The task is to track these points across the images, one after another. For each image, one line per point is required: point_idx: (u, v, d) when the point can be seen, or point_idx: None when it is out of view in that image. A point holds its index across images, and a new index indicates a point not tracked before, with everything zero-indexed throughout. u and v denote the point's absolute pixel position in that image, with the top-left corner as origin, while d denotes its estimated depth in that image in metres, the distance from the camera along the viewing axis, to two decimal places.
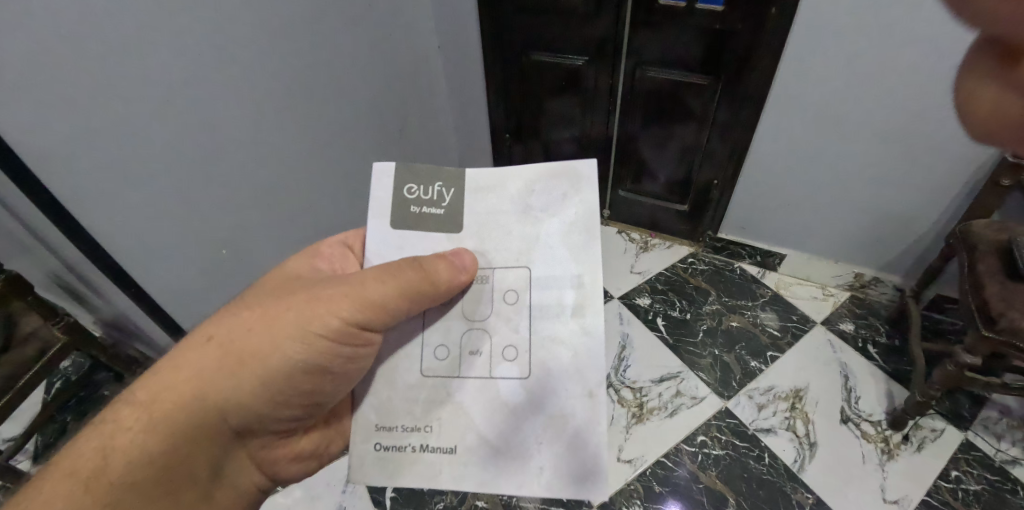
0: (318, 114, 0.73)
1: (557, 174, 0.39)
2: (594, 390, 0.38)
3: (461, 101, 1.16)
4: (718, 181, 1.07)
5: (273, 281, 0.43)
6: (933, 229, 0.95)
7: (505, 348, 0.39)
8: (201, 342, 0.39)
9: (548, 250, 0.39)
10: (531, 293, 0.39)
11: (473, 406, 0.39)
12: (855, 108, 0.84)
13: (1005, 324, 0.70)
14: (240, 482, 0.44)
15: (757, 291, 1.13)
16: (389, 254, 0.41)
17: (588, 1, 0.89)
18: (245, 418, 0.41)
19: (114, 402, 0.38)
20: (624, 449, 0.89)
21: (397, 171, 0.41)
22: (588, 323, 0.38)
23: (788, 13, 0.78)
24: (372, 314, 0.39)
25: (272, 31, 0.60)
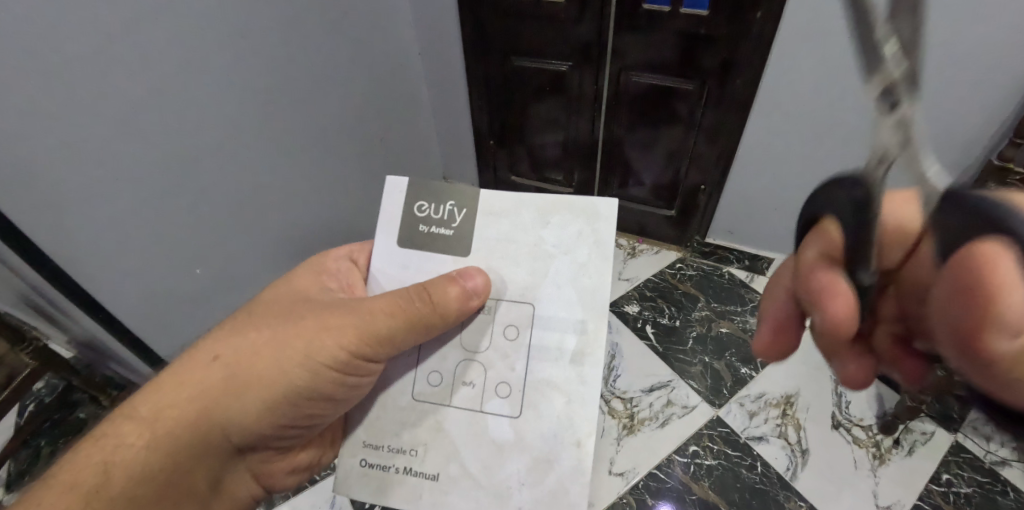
0: (299, 113, 0.74)
1: (573, 211, 0.40)
2: (581, 441, 0.39)
3: (443, 106, 1.18)
4: (706, 185, 1.09)
5: (283, 299, 0.43)
6: None
7: (498, 384, 0.40)
8: (206, 362, 0.39)
9: (555, 290, 0.40)
10: (531, 332, 0.40)
11: (459, 435, 0.40)
12: (842, 113, 0.88)
13: None
14: (237, 493, 0.44)
15: (746, 295, 1.13)
16: (397, 274, 0.42)
17: (570, 6, 0.89)
18: (247, 438, 0.41)
19: (116, 415, 0.38)
20: (616, 462, 0.90)
21: (409, 187, 0.42)
22: (586, 372, 0.39)
23: (772, 18, 0.80)
24: (377, 346, 0.40)
25: (253, 27, 0.62)
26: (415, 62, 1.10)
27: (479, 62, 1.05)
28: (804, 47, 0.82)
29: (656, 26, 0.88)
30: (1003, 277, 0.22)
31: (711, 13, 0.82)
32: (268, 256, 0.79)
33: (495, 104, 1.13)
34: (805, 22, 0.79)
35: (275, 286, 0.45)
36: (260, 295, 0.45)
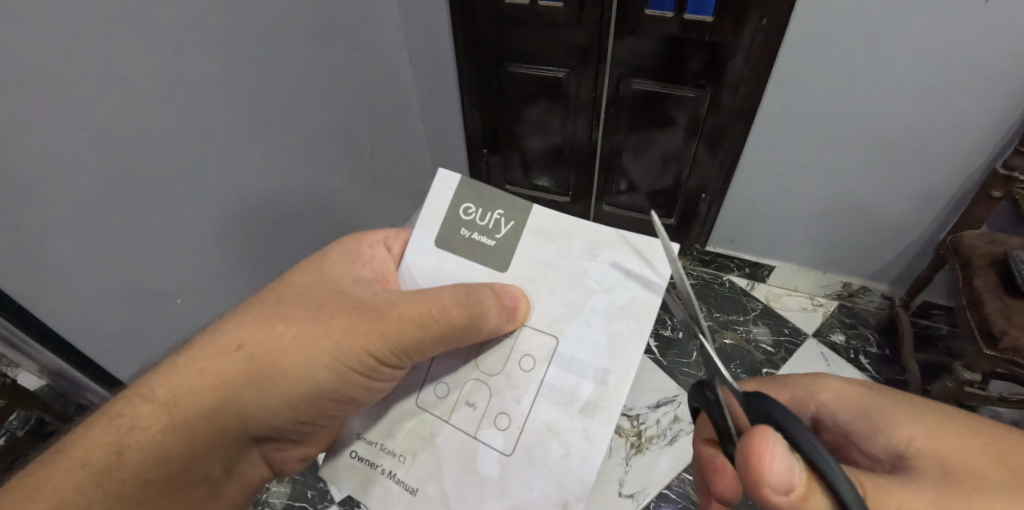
0: (291, 120, 0.75)
1: (627, 249, 0.37)
2: (568, 504, 0.37)
3: (433, 114, 1.17)
4: (707, 194, 1.10)
5: (311, 290, 0.42)
6: (920, 238, 0.99)
7: (498, 416, 0.39)
8: (230, 350, 0.38)
9: (584, 329, 0.38)
10: (547, 367, 0.38)
11: (450, 456, 0.40)
12: (844, 120, 0.88)
13: (1007, 343, 0.73)
14: (249, 479, 0.42)
15: (748, 304, 1.16)
16: (431, 274, 0.42)
17: (568, 12, 0.89)
18: (266, 429, 0.40)
19: (132, 395, 0.37)
20: (626, 483, 0.87)
21: (459, 186, 0.41)
22: (593, 427, 0.37)
23: (777, 24, 0.80)
24: (405, 352, 0.40)
25: (250, 34, 0.63)
26: (405, 69, 1.08)
27: (472, 67, 1.04)
28: (808, 55, 0.82)
29: (657, 32, 0.88)
30: (762, 458, 0.27)
31: (716, 19, 0.82)
32: (266, 268, 0.78)
33: (490, 111, 1.12)
34: (809, 29, 0.80)
35: (305, 269, 0.43)
36: (286, 277, 0.43)
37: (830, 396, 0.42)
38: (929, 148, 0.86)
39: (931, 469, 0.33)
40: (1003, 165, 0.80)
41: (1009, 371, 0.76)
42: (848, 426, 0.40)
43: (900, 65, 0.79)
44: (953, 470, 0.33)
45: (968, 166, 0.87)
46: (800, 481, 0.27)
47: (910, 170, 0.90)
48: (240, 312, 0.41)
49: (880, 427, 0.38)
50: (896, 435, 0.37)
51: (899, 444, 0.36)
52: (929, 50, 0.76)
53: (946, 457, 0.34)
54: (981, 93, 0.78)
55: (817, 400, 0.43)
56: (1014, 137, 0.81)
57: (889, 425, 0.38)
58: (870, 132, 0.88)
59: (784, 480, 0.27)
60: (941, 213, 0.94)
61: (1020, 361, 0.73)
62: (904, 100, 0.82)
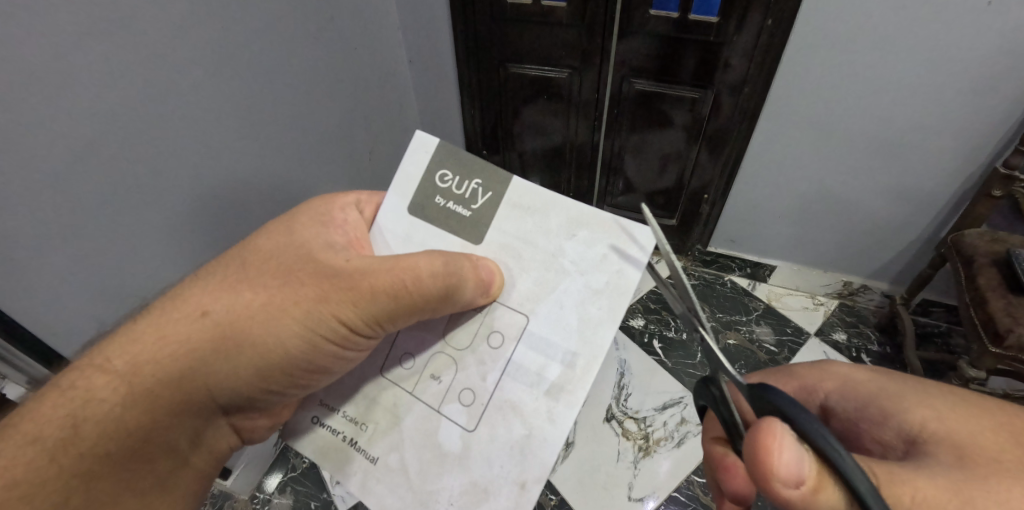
0: (305, 128, 0.74)
1: (605, 229, 0.37)
2: (526, 484, 0.36)
3: (433, 115, 1.16)
4: (709, 195, 1.09)
5: (280, 255, 0.39)
6: (921, 236, 0.99)
7: (462, 391, 0.38)
8: (195, 318, 0.37)
9: (556, 310, 0.37)
10: (515, 346, 0.38)
11: (412, 430, 0.39)
12: (846, 119, 0.87)
13: (1013, 340, 0.72)
14: (218, 448, 0.40)
15: (750, 304, 1.15)
16: (402, 242, 0.41)
17: (573, 13, 0.88)
18: (234, 399, 0.39)
19: (87, 366, 0.36)
20: (635, 487, 0.85)
21: (437, 152, 0.40)
22: (557, 410, 0.36)
23: (783, 25, 0.79)
24: (378, 322, 0.39)
25: (263, 42, 0.62)
26: (404, 70, 1.07)
27: (472, 68, 1.03)
28: (811, 54, 0.81)
29: (660, 33, 0.87)
30: (771, 453, 0.28)
31: (721, 19, 0.81)
32: None
33: (489, 111, 1.10)
34: (811, 28, 0.79)
35: (274, 231, 0.41)
36: (254, 239, 0.41)
37: (835, 384, 0.43)
38: (932, 147, 0.85)
39: (947, 453, 0.33)
40: (1004, 164, 0.78)
41: (1014, 367, 0.75)
42: (857, 413, 0.40)
43: (903, 63, 0.78)
44: (969, 452, 0.33)
45: (970, 165, 0.86)
46: (809, 473, 0.28)
47: (912, 169, 0.89)
48: (206, 278, 0.39)
49: (892, 411, 0.38)
50: (908, 419, 0.37)
51: (912, 428, 0.36)
52: (932, 49, 0.75)
53: (961, 440, 0.34)
54: (984, 92, 0.77)
55: (824, 388, 0.43)
56: (1016, 136, 0.80)
57: (901, 408, 0.37)
58: (872, 130, 0.87)
59: (793, 471, 0.28)
60: (942, 212, 0.93)
61: None
62: (907, 98, 0.81)
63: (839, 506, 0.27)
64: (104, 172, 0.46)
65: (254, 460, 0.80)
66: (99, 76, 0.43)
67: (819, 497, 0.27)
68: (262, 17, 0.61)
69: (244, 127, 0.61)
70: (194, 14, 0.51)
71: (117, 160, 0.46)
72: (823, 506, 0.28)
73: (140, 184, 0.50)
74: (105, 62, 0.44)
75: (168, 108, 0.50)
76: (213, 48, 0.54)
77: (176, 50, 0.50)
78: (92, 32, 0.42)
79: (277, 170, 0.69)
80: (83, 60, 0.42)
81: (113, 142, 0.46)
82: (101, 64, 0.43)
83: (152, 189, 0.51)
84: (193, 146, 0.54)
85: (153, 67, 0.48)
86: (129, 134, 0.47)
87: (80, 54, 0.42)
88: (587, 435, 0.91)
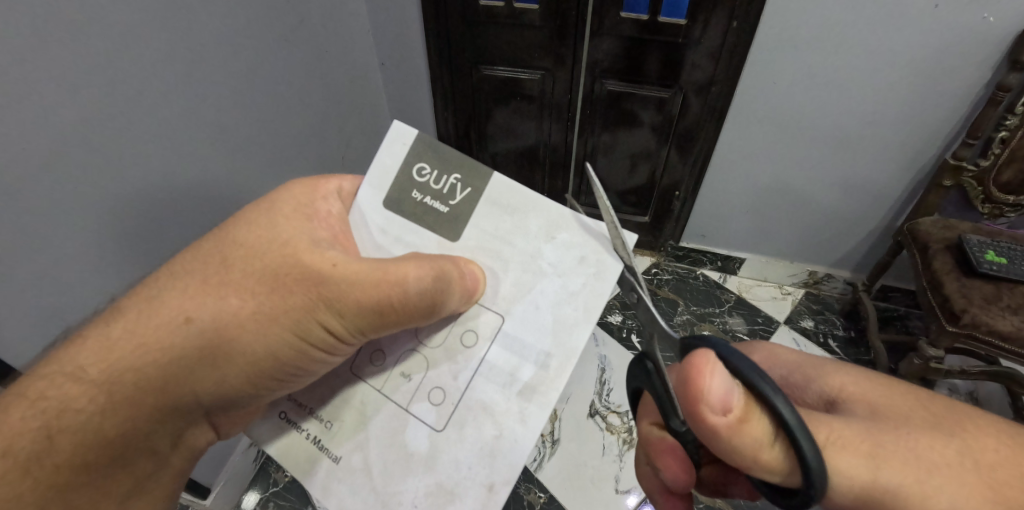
0: (276, 135, 0.73)
1: (584, 232, 0.37)
2: (494, 486, 0.36)
3: (406, 117, 1.16)
4: (681, 192, 1.11)
5: (263, 254, 0.37)
6: (879, 226, 1.04)
7: (432, 390, 0.39)
8: (176, 324, 0.35)
9: (530, 310, 0.37)
10: (489, 345, 0.38)
11: (378, 429, 0.39)
12: (807, 115, 0.91)
13: (968, 319, 0.76)
14: (197, 444, 0.40)
15: (722, 296, 1.18)
16: (377, 239, 0.40)
17: (547, 14, 0.89)
18: (217, 402, 0.38)
19: (56, 374, 0.34)
20: (621, 480, 0.86)
21: (415, 146, 0.39)
22: (529, 411, 0.37)
23: (748, 26, 0.82)
24: (365, 330, 0.38)
25: (231, 50, 0.61)
26: (375, 72, 1.07)
27: (446, 70, 1.02)
28: (774, 53, 0.85)
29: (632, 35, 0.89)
30: (704, 380, 0.29)
31: (689, 21, 0.84)
32: None
33: (462, 111, 1.10)
34: (773, 28, 0.82)
35: (254, 224, 0.38)
36: (231, 230, 0.38)
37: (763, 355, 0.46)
38: (885, 141, 0.90)
39: (858, 409, 0.35)
40: (952, 156, 0.83)
41: (969, 345, 0.80)
42: (785, 378, 0.43)
43: (857, 62, 0.82)
44: (879, 410, 0.35)
45: (923, 159, 0.91)
46: (737, 402, 0.29)
47: (869, 162, 0.94)
48: (183, 277, 0.37)
49: (814, 376, 0.40)
50: (827, 384, 0.39)
51: (832, 391, 0.38)
52: (883, 48, 0.80)
53: (876, 401, 0.36)
54: (931, 88, 0.82)
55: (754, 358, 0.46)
56: (962, 130, 0.85)
57: (821, 373, 0.40)
58: (832, 126, 0.91)
59: (721, 399, 0.29)
60: (898, 201, 0.98)
61: (977, 334, 0.76)
62: (861, 94, 0.86)
63: (759, 434, 0.29)
64: (67, 187, 0.44)
65: (231, 476, 0.78)
66: (60, 88, 0.42)
67: (744, 427, 0.29)
68: (228, 20, 0.60)
69: (211, 136, 0.60)
70: (156, 24, 0.50)
71: (81, 170, 0.45)
72: (745, 434, 0.29)
73: (107, 198, 0.48)
74: (65, 74, 0.42)
75: (131, 119, 0.49)
76: (177, 58, 0.53)
77: (139, 59, 0.49)
78: (49, 42, 0.41)
79: (246, 177, 0.68)
80: (42, 72, 0.41)
81: (76, 151, 0.44)
82: (60, 76, 0.42)
83: (121, 203, 0.50)
84: (160, 157, 0.53)
85: (116, 78, 0.47)
86: (92, 145, 0.46)
87: (40, 59, 0.40)
88: (571, 432, 0.92)
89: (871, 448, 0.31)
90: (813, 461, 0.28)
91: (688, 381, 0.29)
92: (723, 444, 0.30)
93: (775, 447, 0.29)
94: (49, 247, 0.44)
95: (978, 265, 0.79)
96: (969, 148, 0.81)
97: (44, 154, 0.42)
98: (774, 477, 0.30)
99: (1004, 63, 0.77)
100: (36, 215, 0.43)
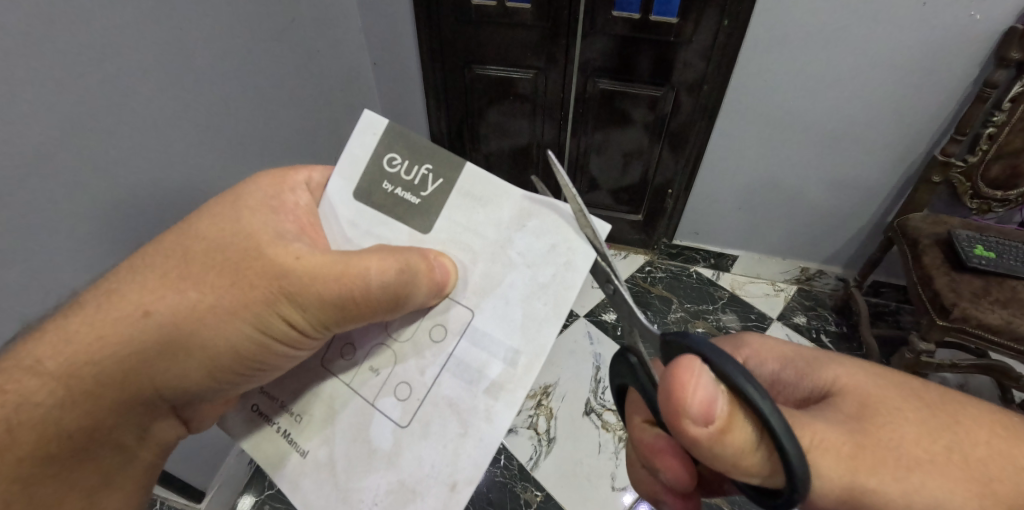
0: (265, 136, 0.73)
1: (554, 220, 0.37)
2: (456, 486, 0.36)
3: (398, 116, 1.15)
4: (673, 189, 1.11)
5: (225, 247, 0.37)
6: (870, 222, 1.04)
7: (399, 385, 0.38)
8: (134, 319, 0.35)
9: (501, 305, 0.37)
10: (458, 341, 0.38)
11: (345, 424, 0.39)
12: (797, 112, 0.91)
13: (958, 313, 0.77)
14: (165, 439, 0.40)
15: (715, 293, 1.18)
16: (348, 232, 0.39)
17: (538, 13, 0.89)
18: (181, 396, 0.38)
19: (14, 369, 0.34)
20: (618, 477, 0.86)
21: (385, 136, 0.39)
22: (495, 409, 0.36)
23: (738, 24, 0.82)
24: (328, 324, 0.38)
25: (218, 50, 0.60)
26: (367, 72, 1.06)
27: (437, 70, 1.02)
28: (765, 50, 0.85)
29: (623, 33, 0.89)
30: (687, 391, 0.29)
31: (679, 20, 0.84)
32: None
33: (453, 110, 1.10)
34: (763, 26, 0.82)
35: (217, 216, 0.38)
36: (195, 223, 0.38)
37: (752, 350, 0.44)
38: (874, 137, 0.91)
39: (850, 403, 0.34)
40: (941, 152, 0.84)
41: (958, 338, 0.80)
42: (775, 374, 0.42)
43: (846, 59, 0.83)
44: (871, 402, 0.34)
45: (912, 155, 0.91)
46: (720, 413, 0.29)
47: (859, 158, 0.94)
48: (142, 270, 0.36)
49: (807, 371, 0.40)
50: (822, 377, 0.38)
51: (827, 384, 0.38)
52: (872, 45, 0.80)
53: (868, 393, 0.35)
54: (920, 84, 0.83)
55: (745, 353, 0.45)
56: (950, 126, 0.86)
57: (816, 370, 0.39)
58: (822, 123, 0.91)
59: (703, 409, 0.29)
60: (888, 197, 0.99)
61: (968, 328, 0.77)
62: (851, 91, 0.86)
63: (743, 443, 0.29)
64: (52, 191, 0.43)
65: (226, 480, 0.77)
66: (44, 88, 0.41)
67: (725, 437, 0.29)
68: (216, 20, 0.59)
69: (199, 136, 0.59)
70: (140, 24, 0.49)
71: (66, 174, 0.44)
72: (727, 444, 0.29)
73: (93, 201, 0.47)
74: (48, 75, 0.42)
75: (116, 120, 0.48)
76: (163, 58, 0.53)
77: (123, 59, 0.48)
78: (32, 42, 0.40)
79: (237, 177, 0.67)
80: (26, 73, 0.40)
81: (61, 153, 0.44)
82: (44, 78, 0.41)
83: (108, 205, 0.49)
84: (146, 159, 0.52)
85: (100, 78, 0.46)
86: (78, 147, 0.45)
87: (19, 62, 0.40)
88: (567, 430, 0.92)
89: (853, 449, 0.31)
90: (799, 471, 0.28)
91: (670, 392, 0.29)
92: (706, 452, 0.30)
93: (763, 455, 0.29)
94: (35, 251, 0.44)
95: (966, 259, 0.79)
96: (957, 144, 0.82)
97: (27, 157, 0.41)
98: (764, 481, 0.31)
99: (992, 60, 0.77)
100: (24, 218, 0.42)
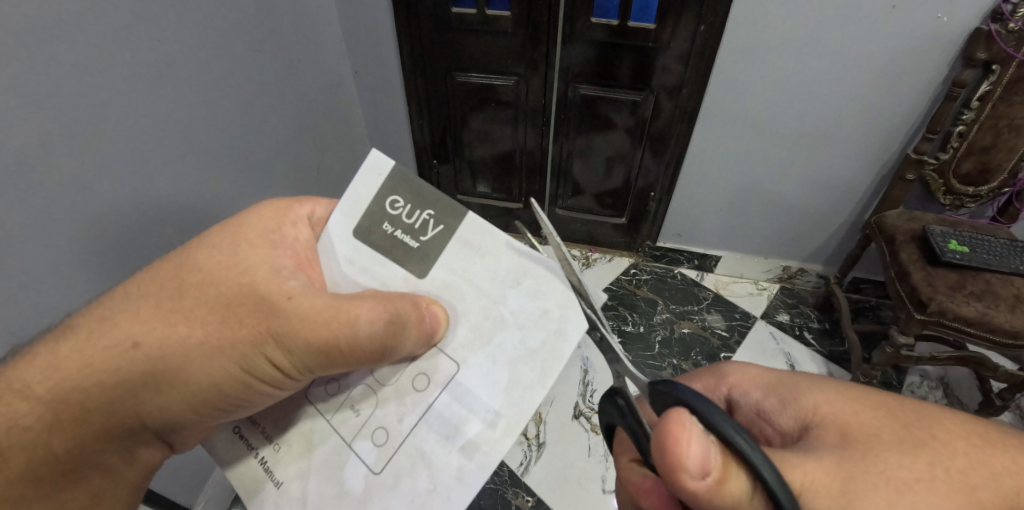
0: (248, 143, 0.72)
1: (552, 285, 0.36)
2: None
3: (381, 125, 1.15)
4: (656, 192, 1.13)
5: (220, 281, 0.37)
6: (848, 220, 1.08)
7: (376, 430, 0.39)
8: (124, 349, 0.35)
9: (487, 364, 0.37)
10: (440, 393, 0.38)
11: (321, 461, 0.39)
12: (774, 114, 0.94)
13: (935, 307, 0.80)
14: (152, 460, 0.40)
15: (700, 294, 1.21)
16: (345, 270, 0.39)
17: (519, 21, 0.91)
18: (165, 425, 0.38)
19: (4, 391, 0.34)
20: (608, 480, 0.87)
21: (389, 179, 0.38)
22: (469, 470, 0.36)
23: (715, 31, 0.85)
24: (312, 368, 0.38)
25: (202, 56, 0.61)
26: (349, 81, 1.06)
27: (419, 78, 1.03)
28: (742, 55, 0.88)
29: (604, 40, 0.91)
30: (681, 444, 0.29)
31: (657, 26, 0.86)
32: None
33: (436, 118, 1.11)
34: (737, 31, 0.85)
35: (216, 247, 0.38)
36: (193, 253, 0.38)
37: (737, 378, 0.45)
38: (847, 137, 0.94)
39: (833, 435, 0.35)
40: (914, 151, 0.87)
41: (937, 331, 0.83)
42: (758, 404, 0.42)
43: (817, 62, 0.86)
44: (850, 430, 0.36)
45: (883, 154, 0.95)
46: (715, 464, 0.29)
47: (833, 157, 0.98)
48: (138, 298, 0.37)
49: (793, 398, 0.40)
50: (802, 407, 0.39)
51: (809, 413, 0.38)
52: (841, 48, 0.84)
53: (846, 421, 0.36)
54: (888, 86, 0.86)
55: (729, 382, 0.45)
56: (923, 125, 0.90)
57: (798, 397, 0.40)
58: (796, 125, 0.95)
59: (699, 464, 0.29)
60: (864, 195, 1.02)
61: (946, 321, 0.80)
62: (822, 93, 0.90)
63: (741, 493, 0.29)
64: (35, 201, 0.43)
65: (210, 497, 0.76)
66: (26, 95, 0.42)
67: (723, 487, 0.29)
68: (199, 28, 0.60)
69: (179, 145, 0.59)
70: (124, 32, 0.50)
71: (47, 184, 0.44)
72: (729, 495, 0.29)
73: (75, 213, 0.47)
74: (31, 83, 0.42)
75: (97, 129, 0.48)
76: (147, 66, 0.53)
77: (104, 69, 0.48)
78: (14, 49, 0.40)
79: (222, 187, 0.67)
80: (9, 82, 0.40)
81: (42, 162, 0.43)
82: (26, 85, 0.41)
83: (89, 217, 0.48)
84: (128, 169, 0.52)
85: (80, 87, 0.46)
86: (62, 154, 0.45)
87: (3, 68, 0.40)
88: (556, 434, 0.94)
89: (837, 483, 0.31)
90: None
91: (661, 446, 0.30)
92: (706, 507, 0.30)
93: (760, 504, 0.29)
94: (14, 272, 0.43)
95: (941, 253, 0.83)
96: (929, 142, 0.85)
97: (10, 166, 0.41)
98: None
99: (958, 61, 0.81)
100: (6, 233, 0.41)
